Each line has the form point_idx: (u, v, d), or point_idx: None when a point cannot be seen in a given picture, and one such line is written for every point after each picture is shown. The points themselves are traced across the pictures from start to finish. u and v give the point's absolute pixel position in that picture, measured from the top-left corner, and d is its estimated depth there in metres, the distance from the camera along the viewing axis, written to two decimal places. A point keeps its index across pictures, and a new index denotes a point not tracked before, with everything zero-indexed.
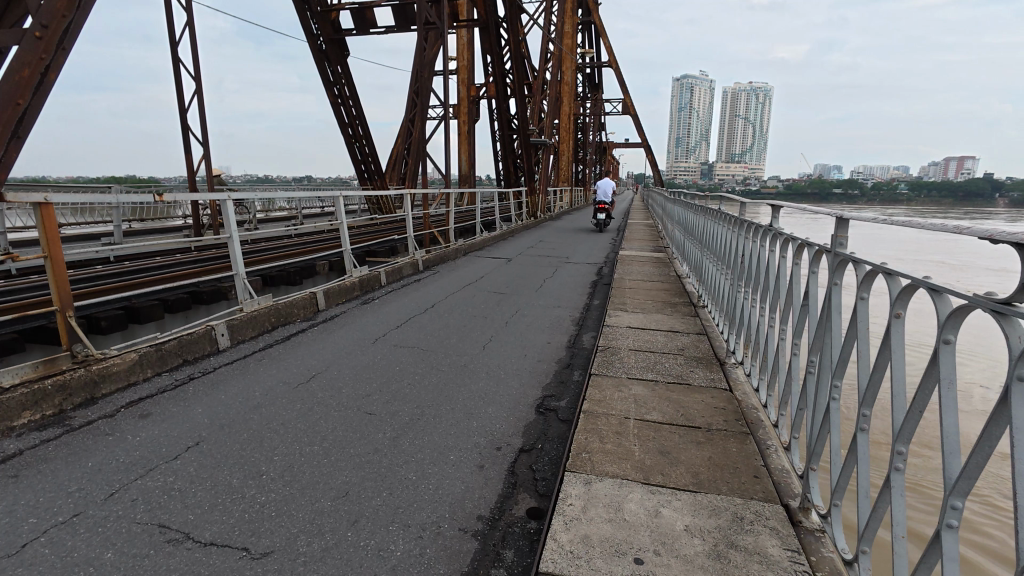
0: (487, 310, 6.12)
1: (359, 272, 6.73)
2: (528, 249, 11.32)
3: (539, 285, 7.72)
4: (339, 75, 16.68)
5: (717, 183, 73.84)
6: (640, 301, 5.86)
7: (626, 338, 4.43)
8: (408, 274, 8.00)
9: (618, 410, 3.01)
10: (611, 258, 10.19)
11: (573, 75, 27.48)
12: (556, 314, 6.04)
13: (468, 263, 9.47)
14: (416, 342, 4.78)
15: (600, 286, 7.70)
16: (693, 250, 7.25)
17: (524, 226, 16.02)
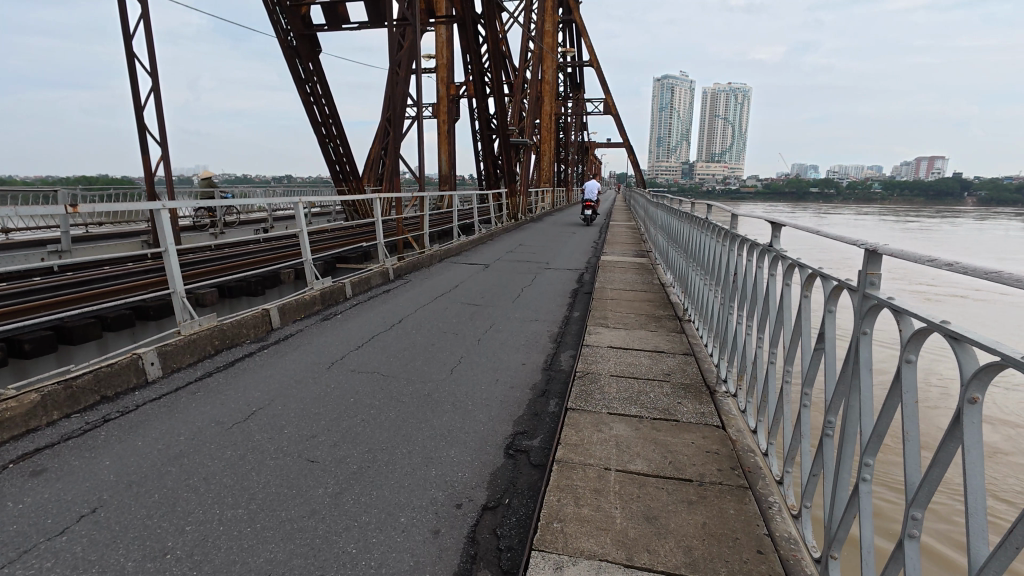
0: (459, 325, 5.67)
1: (321, 283, 6.23)
2: (507, 254, 10.91)
3: (516, 295, 7.30)
4: (310, 72, 16.02)
5: (698, 184, 74.44)
6: (621, 315, 5.47)
7: (607, 362, 4.04)
8: (378, 283, 7.51)
9: (597, 458, 2.61)
10: (593, 263, 9.82)
11: (555, 75, 27.17)
12: (533, 329, 5.64)
13: (443, 270, 9.02)
14: (377, 366, 4.31)
15: (580, 296, 7.32)
16: (677, 259, 6.92)
17: (504, 229, 15.59)
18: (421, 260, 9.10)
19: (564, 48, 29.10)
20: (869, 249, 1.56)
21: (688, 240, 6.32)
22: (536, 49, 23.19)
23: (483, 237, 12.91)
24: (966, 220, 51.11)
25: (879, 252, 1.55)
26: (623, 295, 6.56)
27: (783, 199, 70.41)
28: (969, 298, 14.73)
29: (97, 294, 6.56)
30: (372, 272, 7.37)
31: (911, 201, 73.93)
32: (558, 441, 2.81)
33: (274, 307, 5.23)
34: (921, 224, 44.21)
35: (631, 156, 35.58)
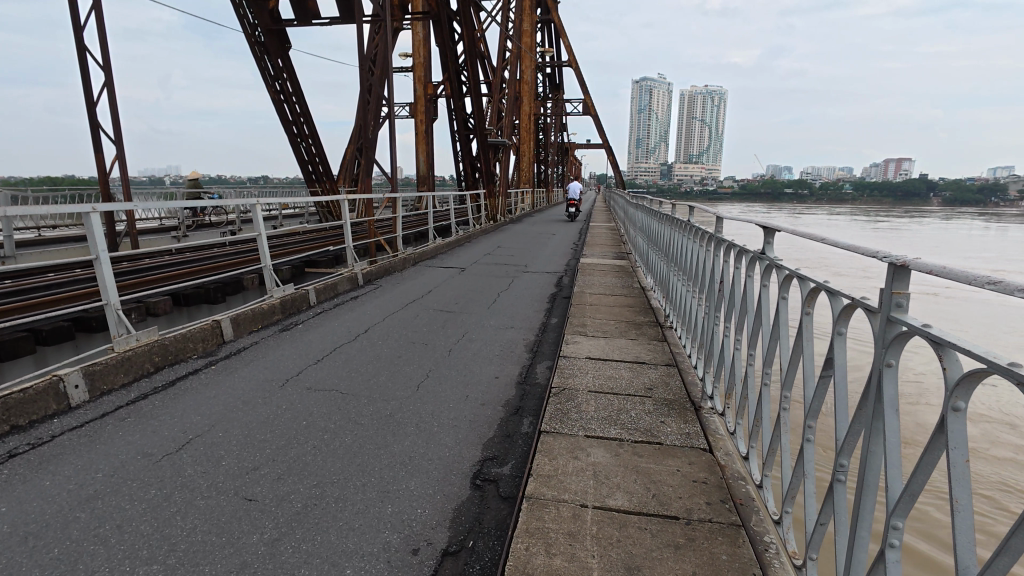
0: (429, 335, 5.34)
1: (282, 291, 5.82)
2: (484, 257, 10.59)
3: (492, 300, 6.99)
4: (280, 69, 15.46)
5: (676, 185, 75.42)
6: (600, 321, 5.22)
7: (585, 375, 3.76)
8: (346, 289, 7.11)
9: (571, 492, 2.32)
10: (572, 265, 9.57)
11: (533, 75, 26.96)
12: (508, 338, 5.34)
13: (417, 274, 8.66)
14: (335, 383, 3.96)
15: (558, 300, 7.06)
16: (657, 261, 6.70)
17: (482, 230, 15.27)
18: (394, 264, 8.73)
19: (543, 48, 28.90)
20: (896, 263, 1.31)
21: (668, 242, 6.11)
22: (514, 49, 22.91)
23: (460, 239, 12.57)
24: (934, 220, 52.63)
25: (908, 267, 1.30)
26: (602, 299, 6.34)
27: (759, 199, 71.57)
28: (943, 297, 14.93)
29: (38, 304, 6.07)
30: (340, 278, 6.99)
31: (881, 201, 75.97)
32: (528, 472, 2.51)
33: (226, 318, 4.82)
34: (892, 223, 45.33)
35: (611, 157, 35.58)
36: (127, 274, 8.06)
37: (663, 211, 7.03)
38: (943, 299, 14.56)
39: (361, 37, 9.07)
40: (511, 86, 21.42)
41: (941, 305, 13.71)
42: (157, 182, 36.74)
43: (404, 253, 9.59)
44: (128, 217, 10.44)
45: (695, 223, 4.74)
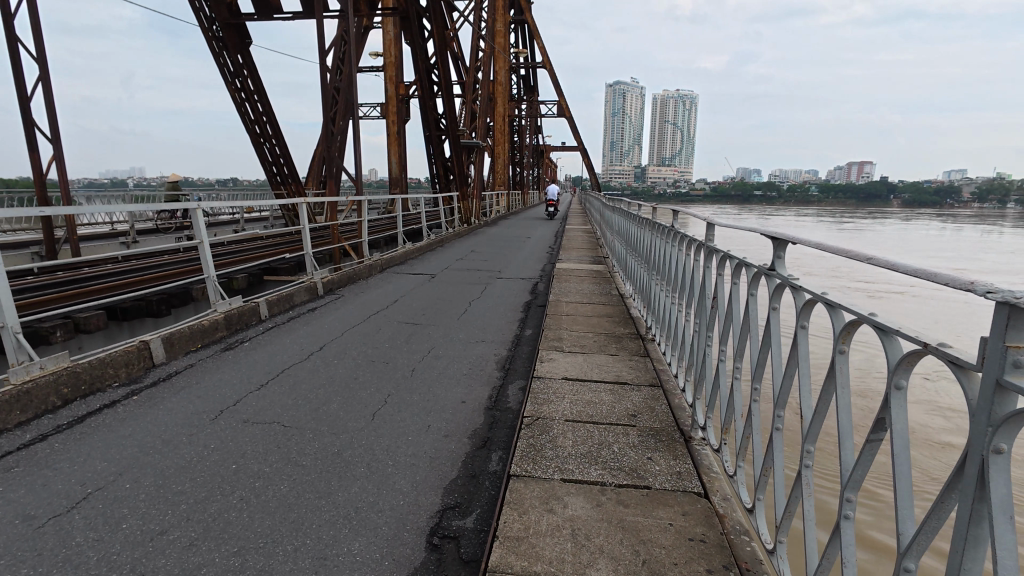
0: (393, 351, 4.88)
1: (228, 304, 5.26)
2: (456, 262, 10.13)
3: (463, 310, 6.56)
4: (240, 64, 14.65)
5: (650, 187, 76.19)
6: (577, 333, 4.86)
7: (562, 400, 3.36)
8: (304, 300, 6.56)
9: (545, 561, 1.93)
10: (548, 271, 9.20)
11: (506, 75, 26.59)
12: (479, 353, 4.91)
13: (383, 281, 8.14)
14: (278, 414, 3.46)
15: (533, 308, 6.71)
16: (636, 268, 6.36)
17: (456, 234, 14.82)
18: (359, 271, 8.19)
19: (517, 49, 28.46)
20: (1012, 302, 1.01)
21: (647, 247, 5.78)
22: (488, 49, 22.46)
23: (432, 243, 12.09)
24: (896, 223, 54.38)
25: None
26: (580, 307, 5.99)
27: (731, 201, 72.87)
28: (910, 303, 15.13)
29: None
30: (297, 288, 6.45)
31: (846, 203, 78.29)
32: (495, 533, 2.09)
33: (156, 337, 4.26)
34: (857, 226, 46.60)
35: (586, 160, 35.45)
36: (61, 286, 7.32)
37: (641, 215, 6.71)
38: (910, 305, 14.74)
39: (321, 30, 8.51)
40: (485, 87, 20.97)
41: (909, 312, 13.87)
42: (116, 184, 34.88)
43: (371, 259, 9.05)
44: (67, 221, 9.59)
45: (678, 227, 4.41)
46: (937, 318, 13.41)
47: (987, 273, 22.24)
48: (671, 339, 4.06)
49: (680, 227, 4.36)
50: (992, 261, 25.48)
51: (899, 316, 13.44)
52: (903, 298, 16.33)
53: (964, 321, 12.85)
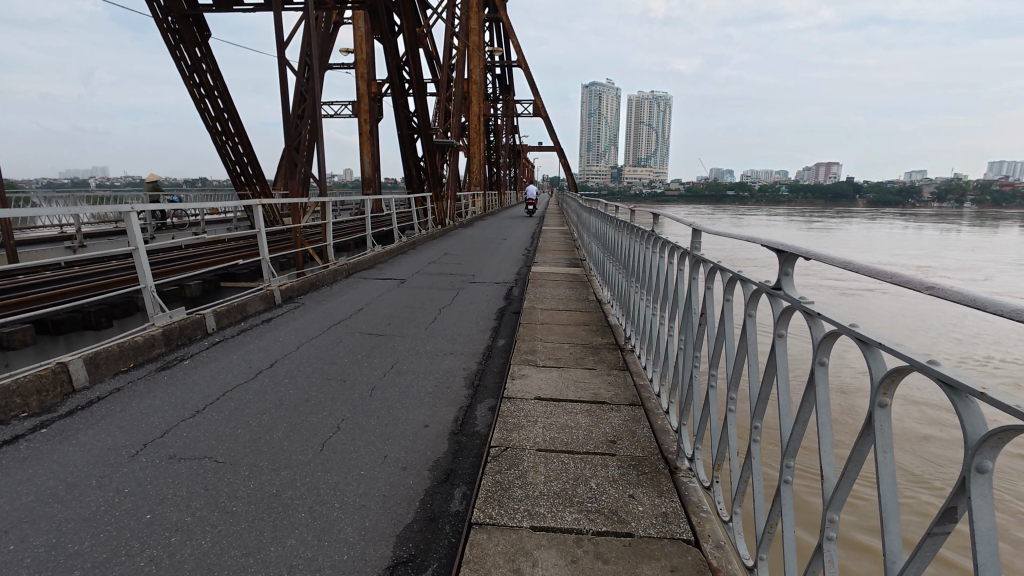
0: (352, 367, 4.47)
1: (169, 317, 4.76)
2: (428, 266, 9.73)
3: (432, 318, 6.18)
4: (199, 59, 13.93)
5: (626, 187, 76.79)
6: (553, 345, 4.53)
7: (535, 425, 3.01)
8: (261, 310, 6.07)
9: None
10: (523, 274, 8.89)
11: (481, 74, 26.21)
12: (446, 368, 4.54)
13: (350, 287, 7.71)
14: (211, 447, 3.03)
15: (507, 315, 6.36)
16: (613, 273, 6.09)
17: (429, 236, 14.39)
18: (323, 277, 7.73)
19: (492, 48, 28.10)
20: None
21: (624, 251, 5.49)
22: (461, 47, 22.04)
23: (403, 246, 11.66)
24: (863, 222, 56.03)
25: None
26: (556, 315, 5.67)
27: (705, 201, 73.91)
28: (879, 301, 15.39)
29: None
30: (251, 297, 5.97)
31: (815, 203, 80.30)
32: None
33: (77, 357, 3.76)
34: (826, 225, 47.82)
35: (563, 160, 35.36)
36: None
37: (617, 216, 6.44)
38: (880, 304, 14.98)
39: (280, 21, 7.99)
40: (458, 85, 20.54)
41: (879, 311, 14.08)
42: (76, 184, 33.42)
43: (337, 263, 8.58)
44: (3, 225, 8.86)
45: (658, 231, 4.12)
46: (906, 316, 13.65)
47: (951, 271, 22.95)
48: (652, 352, 3.76)
49: (660, 231, 4.07)
50: (954, 260, 26.35)
51: (870, 315, 13.62)
52: (873, 297, 16.62)
53: (933, 321, 13.04)
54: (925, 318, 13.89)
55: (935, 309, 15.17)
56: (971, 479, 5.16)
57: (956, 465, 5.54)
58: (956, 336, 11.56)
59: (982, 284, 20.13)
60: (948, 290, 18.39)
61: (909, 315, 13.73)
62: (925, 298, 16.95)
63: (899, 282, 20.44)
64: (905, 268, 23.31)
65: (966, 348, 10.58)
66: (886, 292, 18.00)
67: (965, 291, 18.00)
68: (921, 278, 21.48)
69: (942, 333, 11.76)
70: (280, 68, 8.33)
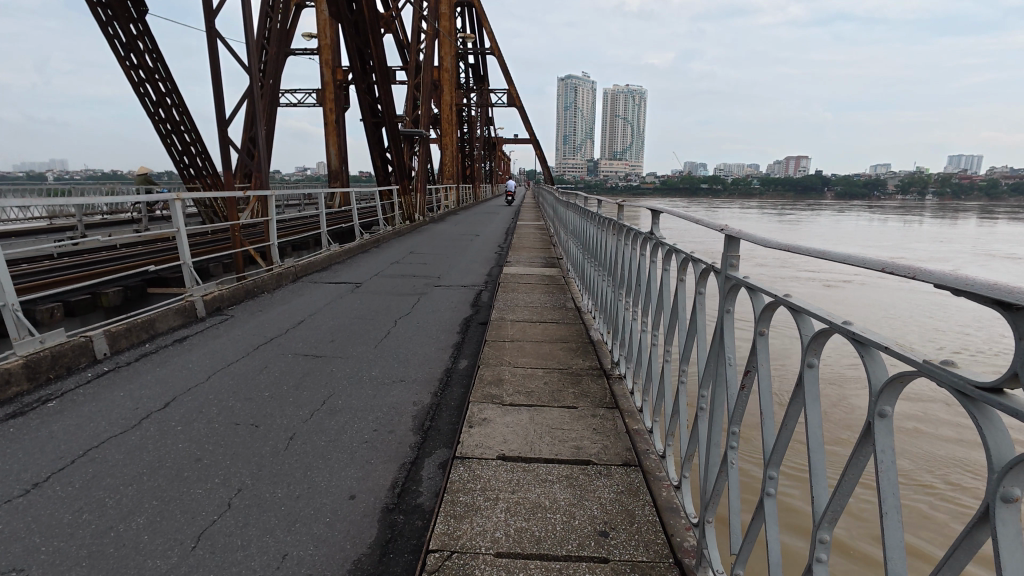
0: (271, 404, 3.53)
1: (38, 345, 3.73)
2: (389, 267, 8.79)
3: (385, 333, 5.27)
4: (135, 36, 12.47)
5: (603, 182, 76.56)
6: (525, 372, 3.67)
7: (496, 508, 2.16)
8: (177, 326, 5.05)
9: None
10: (495, 276, 8.06)
11: (453, 61, 25.14)
12: (393, 402, 3.66)
13: (296, 294, 6.74)
14: (29, 553, 2.11)
15: (473, 327, 5.51)
16: (594, 277, 5.28)
17: (396, 233, 13.40)
18: (264, 281, 6.75)
19: (463, 34, 26.99)
20: None
21: (607, 256, 4.64)
22: (430, 31, 20.89)
23: (365, 244, 10.68)
24: (832, 215, 57.35)
25: None
26: (531, 328, 4.82)
27: (681, 195, 74.14)
28: (854, 294, 15.36)
29: None
30: (165, 311, 4.95)
31: (787, 196, 81.53)
32: None
33: None
34: (798, 217, 48.67)
35: (539, 152, 34.49)
36: None
37: (597, 214, 5.60)
38: (856, 297, 14.93)
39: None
40: (428, 71, 19.38)
41: (856, 304, 14.00)
42: (28, 178, 31.34)
43: (283, 265, 7.59)
44: None
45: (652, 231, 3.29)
46: (887, 310, 13.40)
47: (919, 262, 23.44)
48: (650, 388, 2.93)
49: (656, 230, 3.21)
50: (924, 251, 26.84)
51: (847, 308, 13.52)
52: (848, 290, 16.58)
53: (916, 316, 12.80)
54: (900, 311, 13.88)
55: (907, 300, 15.24)
56: (991, 498, 4.65)
57: (954, 473, 5.24)
58: (935, 329, 11.44)
59: (949, 275, 20.62)
60: (920, 280, 18.59)
61: (888, 308, 13.58)
62: (897, 290, 17.06)
63: (871, 274, 20.64)
64: (875, 260, 23.66)
65: (944, 339, 10.51)
66: (860, 284, 18.07)
67: (939, 283, 18.06)
68: (891, 269, 21.81)
69: (919, 324, 11.69)
70: (211, 40, 7.21)
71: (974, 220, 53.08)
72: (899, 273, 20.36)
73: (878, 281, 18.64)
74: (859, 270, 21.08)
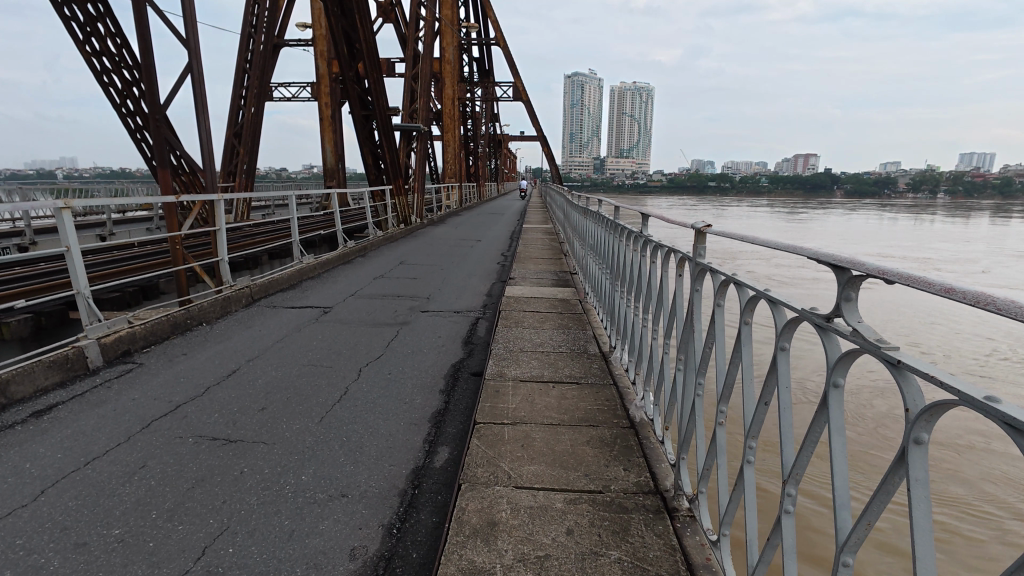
0: (111, 562, 2.13)
1: None
2: (371, 283, 7.45)
3: (341, 392, 3.84)
4: (94, 17, 11.03)
5: (611, 179, 75.08)
6: (535, 506, 2.23)
7: None
8: (50, 386, 3.65)
9: None
10: (495, 296, 6.68)
11: (455, 52, 23.71)
12: (317, 547, 2.25)
13: (247, 326, 5.38)
14: None
15: (464, 381, 4.07)
16: (628, 315, 3.83)
17: (387, 238, 12.09)
18: (205, 310, 5.37)
19: (466, 23, 25.53)
20: None
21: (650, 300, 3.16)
22: (429, 18, 19.32)
23: (348, 253, 9.38)
24: (844, 213, 56.18)
25: None
26: (547, 398, 3.32)
27: (690, 192, 72.60)
28: (886, 301, 14.12)
29: None
30: (33, 362, 3.56)
31: (797, 194, 79.95)
32: None
33: None
34: (809, 215, 47.40)
35: (547, 148, 32.83)
36: None
37: (628, 231, 4.12)
38: (887, 306, 13.71)
39: None
40: (426, 62, 17.84)
41: (891, 316, 12.77)
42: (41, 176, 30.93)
43: (236, 285, 6.20)
44: None
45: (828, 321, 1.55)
46: (925, 322, 12.22)
47: (943, 263, 22.24)
48: None
49: (834, 328, 1.52)
50: (946, 253, 25.61)
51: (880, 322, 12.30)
52: (879, 295, 15.28)
53: (960, 330, 11.60)
54: (937, 322, 12.68)
55: (946, 307, 13.97)
56: None
57: None
58: (982, 347, 10.32)
59: (981, 277, 19.38)
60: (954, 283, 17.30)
61: (924, 320, 12.45)
62: (930, 295, 15.78)
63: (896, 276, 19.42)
64: (901, 262, 22.33)
65: (999, 360, 9.39)
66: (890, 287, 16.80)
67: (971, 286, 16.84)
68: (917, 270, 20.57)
69: (961, 342, 10.62)
70: (139, 9, 5.81)
71: (986, 217, 51.88)
72: None
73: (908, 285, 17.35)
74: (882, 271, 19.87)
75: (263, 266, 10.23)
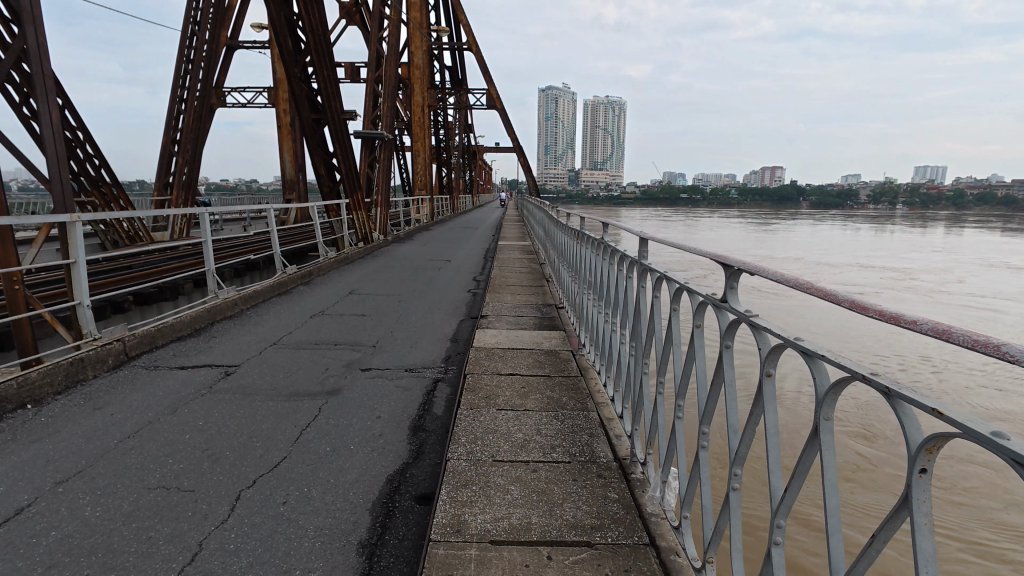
0: None
1: None
2: (305, 325, 5.86)
3: (185, 562, 2.23)
4: None
5: (584, 191, 74.73)
6: None
7: None
8: None
9: None
10: (462, 344, 5.17)
11: (426, 57, 22.33)
12: None
13: (96, 406, 3.68)
14: None
15: (402, 521, 2.52)
16: (662, 412, 2.34)
17: (341, 259, 10.47)
18: (31, 384, 3.66)
19: (437, 28, 24.17)
20: None
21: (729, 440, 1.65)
22: (395, 17, 17.87)
23: (286, 280, 7.75)
24: (811, 224, 57.32)
25: None
26: None
27: (663, 204, 72.69)
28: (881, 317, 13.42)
29: None
30: None
31: (766, 205, 81.31)
32: None
33: None
34: (782, 227, 47.69)
35: (522, 159, 31.70)
36: None
37: (648, 278, 2.62)
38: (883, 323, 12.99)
39: None
40: (391, 63, 16.37)
41: (890, 334, 12.00)
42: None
43: (101, 339, 4.49)
44: None
45: None
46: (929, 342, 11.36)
47: (922, 275, 21.97)
48: None
49: None
50: (920, 263, 25.53)
51: (879, 339, 11.57)
52: None
53: (968, 352, 10.75)
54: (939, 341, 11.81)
55: None
56: None
57: None
58: (999, 372, 9.44)
59: (961, 290, 19.11)
60: (940, 298, 16.80)
61: (927, 339, 11.60)
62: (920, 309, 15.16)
63: (882, 289, 18.82)
64: (880, 274, 22.12)
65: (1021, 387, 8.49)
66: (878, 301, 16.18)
67: (957, 301, 16.30)
68: (897, 283, 20.21)
69: (975, 367, 9.72)
70: None
71: (945, 226, 53.39)
72: (909, 289, 18.63)
73: (896, 299, 16.76)
74: (865, 284, 19.31)
75: (187, 295, 8.51)
